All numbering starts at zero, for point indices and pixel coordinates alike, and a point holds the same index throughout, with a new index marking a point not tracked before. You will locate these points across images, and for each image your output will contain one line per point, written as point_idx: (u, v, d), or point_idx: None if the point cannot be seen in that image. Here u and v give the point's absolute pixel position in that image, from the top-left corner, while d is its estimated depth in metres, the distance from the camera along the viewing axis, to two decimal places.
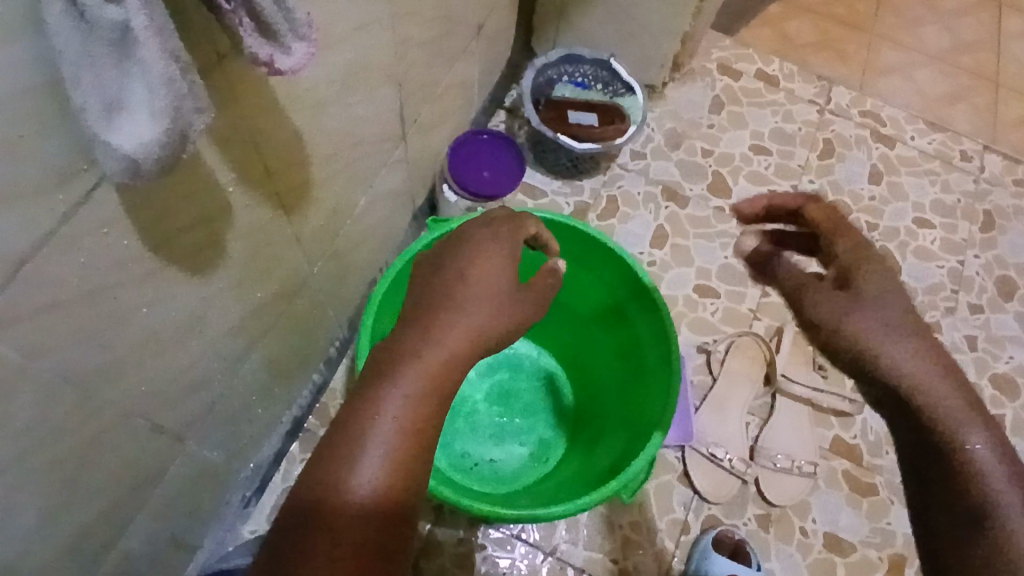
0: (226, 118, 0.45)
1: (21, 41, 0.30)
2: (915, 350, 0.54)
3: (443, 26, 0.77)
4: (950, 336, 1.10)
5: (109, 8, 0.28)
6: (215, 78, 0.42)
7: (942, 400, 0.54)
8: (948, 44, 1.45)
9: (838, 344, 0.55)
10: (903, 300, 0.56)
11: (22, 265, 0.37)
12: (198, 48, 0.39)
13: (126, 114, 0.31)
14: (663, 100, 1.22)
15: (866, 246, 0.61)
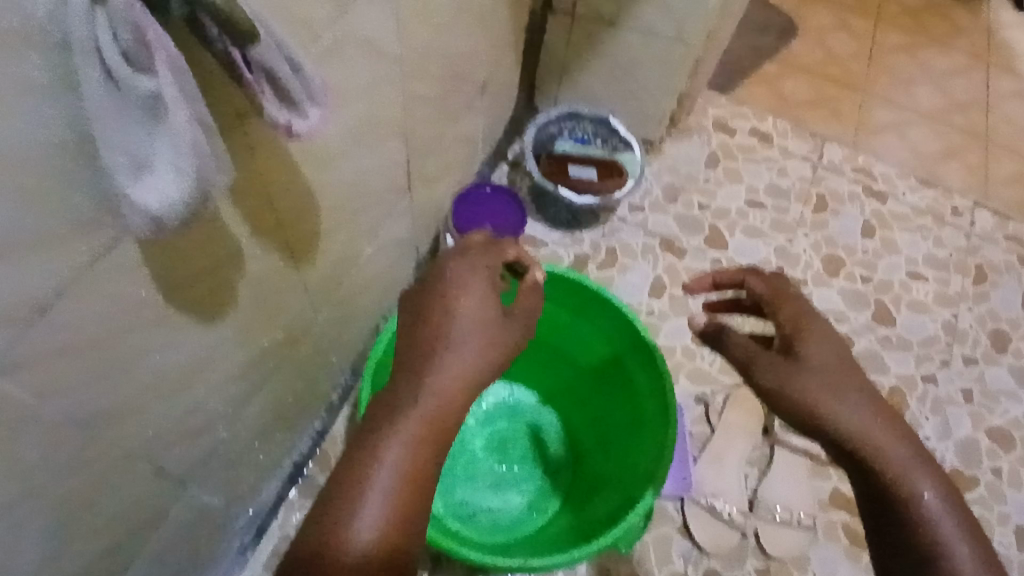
0: (242, 173, 0.48)
1: (56, 106, 0.33)
2: (855, 405, 0.60)
3: (448, 85, 0.80)
4: (945, 389, 1.11)
5: (141, 78, 0.31)
6: (235, 137, 0.45)
7: (885, 451, 0.60)
8: (937, 104, 1.50)
9: (791, 406, 0.61)
10: (843, 357, 0.62)
11: (43, 311, 0.39)
12: (220, 110, 0.42)
13: (151, 173, 0.33)
14: (661, 155, 1.26)
15: (806, 309, 0.66)
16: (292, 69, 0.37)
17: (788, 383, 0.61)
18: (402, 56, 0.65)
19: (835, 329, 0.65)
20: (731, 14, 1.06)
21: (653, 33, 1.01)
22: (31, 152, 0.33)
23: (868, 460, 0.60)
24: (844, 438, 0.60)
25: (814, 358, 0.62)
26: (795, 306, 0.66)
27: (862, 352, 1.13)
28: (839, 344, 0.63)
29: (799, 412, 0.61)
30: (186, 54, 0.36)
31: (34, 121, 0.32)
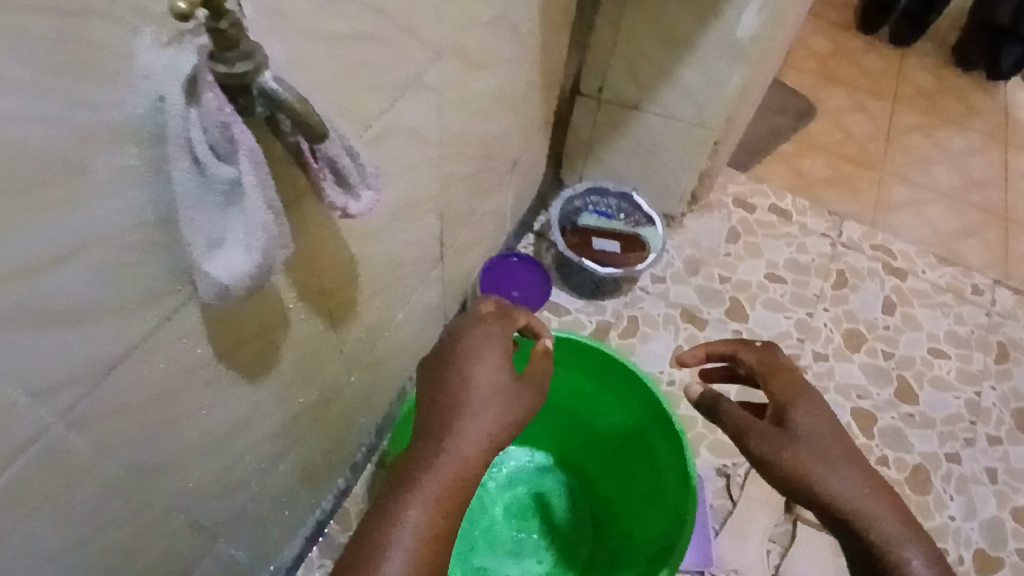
0: (296, 246, 0.52)
1: (147, 188, 0.37)
2: (846, 475, 0.62)
3: (482, 163, 0.86)
4: (969, 467, 1.10)
5: (223, 167, 0.35)
6: (291, 214, 0.49)
7: (877, 521, 0.61)
8: (955, 183, 1.53)
9: (785, 476, 0.63)
10: (834, 429, 0.65)
11: (111, 368, 0.42)
12: (281, 190, 0.46)
13: (224, 249, 0.37)
14: (682, 229, 1.30)
15: (797, 380, 0.68)
16: (350, 157, 0.41)
17: (781, 453, 0.63)
18: (440, 139, 0.70)
19: (826, 401, 0.67)
20: (750, 100, 1.12)
21: (675, 116, 1.07)
22: (122, 227, 0.37)
23: (860, 530, 0.61)
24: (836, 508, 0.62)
25: (807, 429, 0.64)
26: (787, 377, 0.68)
27: (885, 428, 1.12)
28: (829, 415, 0.66)
29: (794, 481, 0.62)
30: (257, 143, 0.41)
31: (128, 200, 0.36)
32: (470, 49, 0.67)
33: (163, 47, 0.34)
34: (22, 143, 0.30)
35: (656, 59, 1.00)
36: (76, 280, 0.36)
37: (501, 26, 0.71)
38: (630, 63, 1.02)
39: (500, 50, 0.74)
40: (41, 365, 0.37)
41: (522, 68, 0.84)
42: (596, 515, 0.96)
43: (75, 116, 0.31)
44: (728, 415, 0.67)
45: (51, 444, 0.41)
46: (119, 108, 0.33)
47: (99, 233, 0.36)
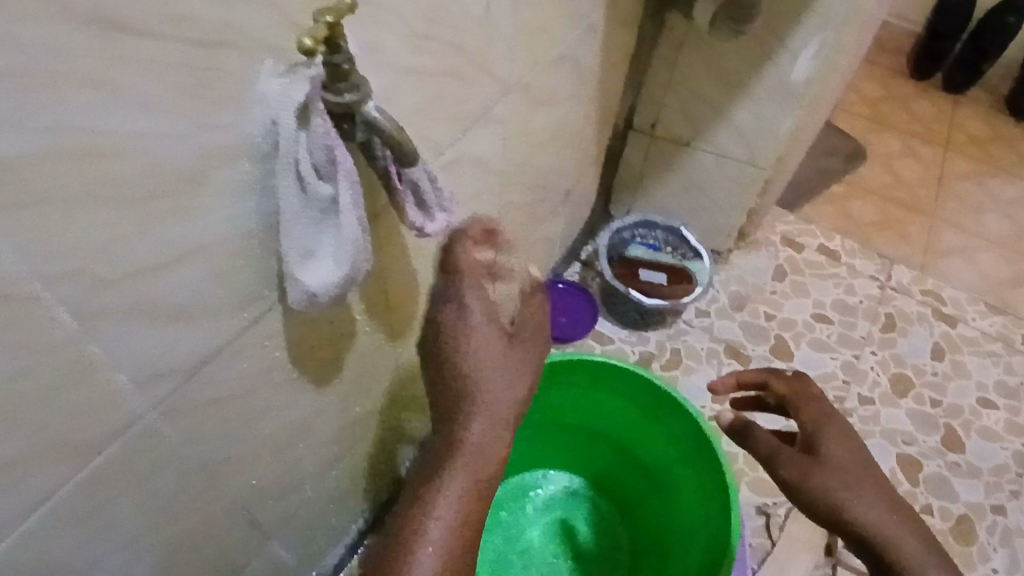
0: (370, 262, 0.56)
1: (254, 203, 0.42)
2: (869, 500, 0.64)
3: (537, 193, 0.89)
4: (1017, 521, 1.07)
5: (324, 186, 0.40)
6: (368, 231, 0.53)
7: (902, 547, 0.63)
8: (1010, 231, 1.51)
9: (812, 499, 0.65)
10: (860, 456, 0.67)
11: (202, 364, 0.46)
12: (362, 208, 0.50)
13: (316, 260, 0.42)
14: (727, 265, 1.31)
15: (825, 409, 0.71)
16: (430, 181, 0.45)
17: (807, 477, 0.66)
18: (502, 168, 0.74)
19: (854, 429, 0.69)
20: (801, 141, 1.13)
21: (726, 154, 1.09)
22: (229, 236, 0.42)
23: (885, 556, 0.63)
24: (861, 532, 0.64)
25: (832, 455, 0.67)
26: (813, 405, 0.71)
27: (930, 476, 1.10)
28: (855, 441, 0.68)
29: (819, 505, 0.65)
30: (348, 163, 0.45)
31: (236, 212, 0.41)
32: (535, 85, 0.71)
33: (279, 77, 0.38)
34: (156, 152, 0.35)
35: (710, 98, 1.03)
36: (185, 280, 0.41)
37: (565, 64, 0.75)
38: (684, 101, 1.05)
39: (562, 87, 0.78)
40: (146, 355, 0.41)
41: (581, 103, 0.87)
42: (633, 544, 0.96)
43: (202, 132, 0.36)
44: (758, 440, 0.70)
45: (144, 430, 0.44)
46: (238, 129, 0.38)
47: (210, 239, 0.41)
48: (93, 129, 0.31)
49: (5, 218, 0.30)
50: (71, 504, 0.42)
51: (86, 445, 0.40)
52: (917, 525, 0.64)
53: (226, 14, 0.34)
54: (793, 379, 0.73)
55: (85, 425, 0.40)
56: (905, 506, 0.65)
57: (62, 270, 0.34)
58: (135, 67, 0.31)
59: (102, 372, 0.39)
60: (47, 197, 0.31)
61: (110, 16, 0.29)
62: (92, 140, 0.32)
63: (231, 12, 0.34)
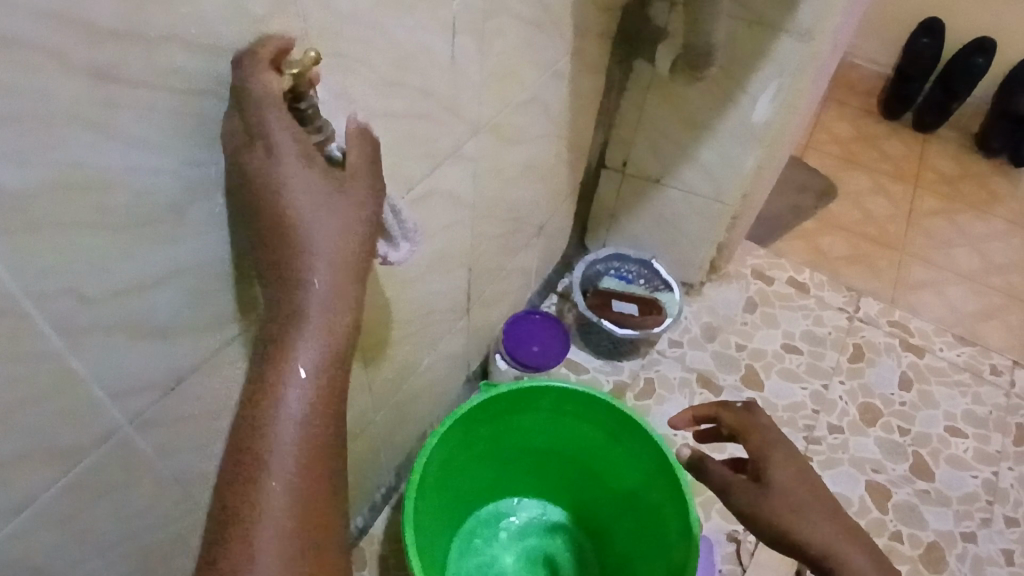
0: None
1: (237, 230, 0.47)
2: (817, 519, 0.68)
3: (510, 226, 0.93)
4: (986, 549, 1.09)
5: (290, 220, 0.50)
6: None
7: (850, 562, 0.66)
8: (977, 265, 1.57)
9: (766, 524, 0.69)
10: (809, 478, 0.70)
11: (177, 381, 0.49)
12: None
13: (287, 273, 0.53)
14: (700, 296, 1.35)
15: (771, 434, 0.74)
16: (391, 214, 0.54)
17: (759, 502, 0.70)
18: (474, 202, 0.78)
19: (799, 452, 0.73)
20: (766, 178, 1.19)
21: (693, 191, 1.15)
22: (210, 260, 0.46)
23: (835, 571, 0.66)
24: (813, 550, 0.67)
25: (776, 481, 0.70)
26: (761, 433, 0.74)
27: (899, 503, 1.13)
28: (802, 463, 0.72)
29: (772, 530, 0.68)
30: None
31: (221, 238, 0.46)
32: (505, 126, 0.76)
33: None
34: (142, 185, 0.39)
35: (677, 137, 1.09)
36: (164, 301, 0.45)
37: (534, 106, 0.80)
38: (652, 141, 1.11)
39: (533, 126, 0.83)
40: (126, 371, 0.45)
41: (552, 141, 0.93)
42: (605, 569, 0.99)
43: (183, 167, 0.41)
44: (711, 473, 0.74)
45: (120, 442, 0.47)
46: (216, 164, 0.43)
47: (188, 263, 0.45)
48: (87, 164, 0.36)
49: (6, 241, 0.34)
50: (48, 510, 0.45)
51: (68, 451, 0.44)
52: (864, 540, 0.67)
53: (209, 65, 0.39)
54: (743, 410, 0.77)
55: (67, 434, 0.43)
56: (851, 521, 0.68)
57: (52, 288, 0.37)
58: (128, 110, 0.36)
59: (84, 384, 0.42)
60: (46, 223, 0.35)
61: (107, 68, 0.34)
62: (87, 173, 0.36)
63: (213, 63, 0.39)
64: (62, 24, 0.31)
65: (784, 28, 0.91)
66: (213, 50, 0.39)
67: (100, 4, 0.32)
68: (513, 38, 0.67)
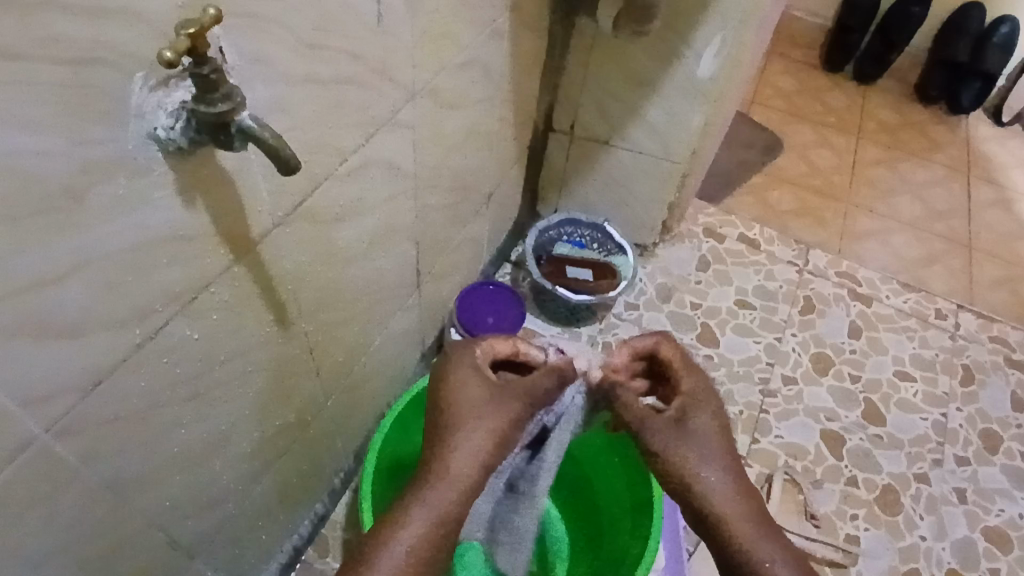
0: (259, 274, 0.55)
1: (153, 213, 0.43)
2: (715, 483, 0.63)
3: (457, 195, 0.90)
4: (938, 487, 1.13)
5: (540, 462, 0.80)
6: (247, 261, 0.53)
7: (744, 533, 0.61)
8: (920, 212, 1.60)
9: (668, 467, 0.66)
10: (726, 442, 0.67)
11: (97, 383, 0.45)
12: (234, 224, 0.50)
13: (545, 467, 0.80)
14: (654, 258, 1.35)
15: (703, 385, 0.71)
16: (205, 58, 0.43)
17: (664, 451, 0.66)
18: (415, 172, 0.75)
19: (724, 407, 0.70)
20: (713, 135, 1.18)
21: (643, 151, 1.13)
22: (123, 247, 0.42)
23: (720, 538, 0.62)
24: (708, 512, 0.63)
25: (697, 428, 0.67)
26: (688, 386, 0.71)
27: (854, 449, 1.15)
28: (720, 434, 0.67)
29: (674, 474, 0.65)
30: (209, 175, 0.45)
31: (136, 222, 0.42)
32: (443, 90, 0.72)
33: (153, 89, 0.39)
34: (32, 171, 0.35)
35: (624, 96, 1.06)
36: (71, 298, 0.40)
37: (473, 68, 0.77)
38: (600, 100, 1.08)
39: (473, 90, 0.80)
40: (33, 377, 0.41)
41: (495, 105, 0.89)
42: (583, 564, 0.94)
43: (78, 147, 0.36)
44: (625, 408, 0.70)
45: (39, 453, 0.43)
46: (116, 142, 0.38)
47: (94, 254, 0.40)
48: None
49: None
50: None
51: None
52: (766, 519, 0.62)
53: (94, 31, 0.34)
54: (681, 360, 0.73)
55: None
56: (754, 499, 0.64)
57: None
58: (5, 87, 0.32)
59: None
60: None
61: None
62: None
63: (100, 29, 0.34)
64: None
65: None
66: (99, 13, 0.34)
67: None
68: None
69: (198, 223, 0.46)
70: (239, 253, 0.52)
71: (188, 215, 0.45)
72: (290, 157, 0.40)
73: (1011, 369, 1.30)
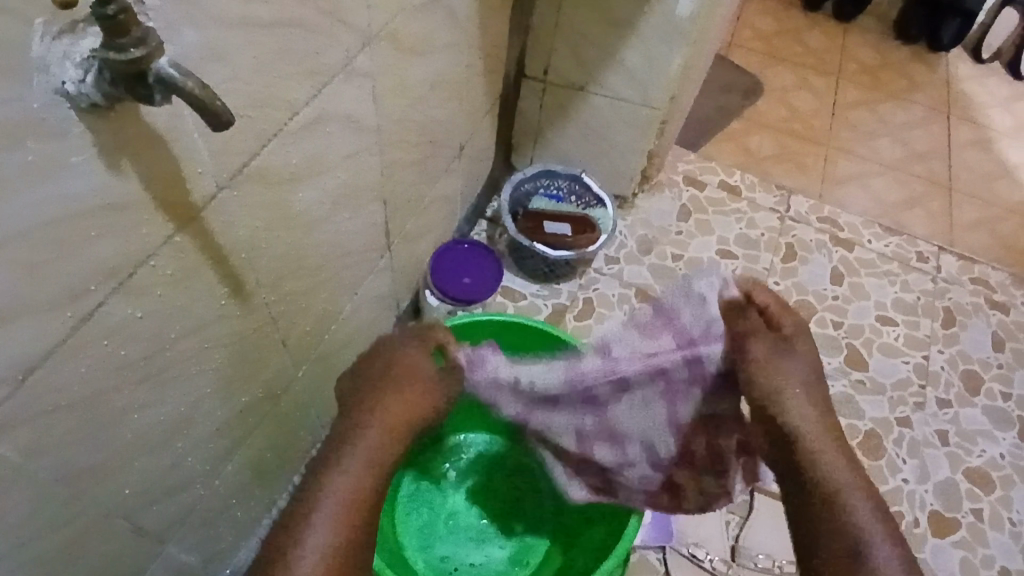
0: (208, 243, 0.51)
1: (73, 180, 0.37)
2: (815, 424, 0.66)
3: (426, 150, 0.85)
4: (920, 431, 1.13)
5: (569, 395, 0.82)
6: (194, 230, 0.48)
7: (832, 483, 0.62)
8: (900, 154, 1.57)
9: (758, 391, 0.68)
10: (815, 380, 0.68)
11: (30, 374, 0.41)
12: (173, 189, 0.45)
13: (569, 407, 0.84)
14: (633, 210, 1.31)
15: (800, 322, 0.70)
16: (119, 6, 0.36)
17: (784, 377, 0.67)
18: (378, 126, 0.69)
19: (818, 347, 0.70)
20: (693, 78, 1.13)
21: (621, 97, 1.08)
22: (43, 220, 0.37)
23: (819, 488, 0.63)
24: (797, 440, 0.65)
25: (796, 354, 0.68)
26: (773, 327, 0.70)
27: (837, 396, 1.15)
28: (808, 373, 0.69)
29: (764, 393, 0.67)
30: (136, 129, 0.40)
31: (55, 191, 0.37)
32: (404, 34, 0.66)
33: (57, 38, 0.33)
34: None
35: (600, 39, 1.01)
36: None
37: (436, 10, 0.71)
38: (574, 44, 1.02)
39: (437, 35, 0.74)
40: None
41: (462, 52, 0.83)
42: (599, 528, 0.89)
43: None
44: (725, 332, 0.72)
45: None
46: (21, 102, 0.33)
47: (8, 232, 0.35)
48: None
49: None
50: None
51: None
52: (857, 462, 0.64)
53: None
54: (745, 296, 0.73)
55: None
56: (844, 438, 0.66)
57: None
58: None
59: None
60: None
61: None
62: None
63: None
64: None
65: None
66: None
67: None
68: None
69: (128, 189, 0.41)
70: (183, 221, 0.47)
71: (114, 180, 0.40)
72: (223, 114, 0.34)
73: (991, 310, 1.29)
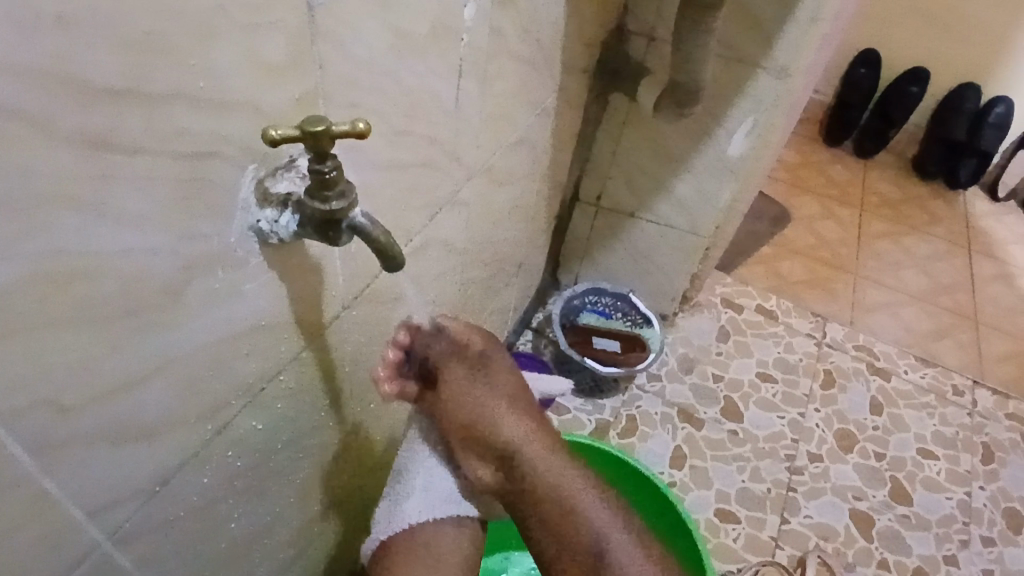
0: (324, 355, 0.54)
1: (237, 305, 0.41)
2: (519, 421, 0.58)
3: (495, 267, 0.89)
4: (968, 570, 1.10)
5: None
6: (317, 344, 0.52)
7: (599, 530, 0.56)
8: (926, 286, 1.62)
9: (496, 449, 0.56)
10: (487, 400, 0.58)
11: (163, 483, 0.42)
12: (306, 310, 0.49)
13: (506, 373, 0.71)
14: (674, 327, 1.35)
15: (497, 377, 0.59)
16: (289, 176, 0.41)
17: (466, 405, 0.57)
18: (466, 247, 0.74)
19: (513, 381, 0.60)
20: (737, 210, 1.19)
21: (669, 224, 1.13)
22: (210, 340, 0.40)
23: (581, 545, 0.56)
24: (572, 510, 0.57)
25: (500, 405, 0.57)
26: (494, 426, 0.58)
27: (883, 531, 1.12)
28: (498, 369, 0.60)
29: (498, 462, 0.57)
30: (293, 256, 0.45)
31: (222, 315, 0.40)
32: (498, 168, 0.72)
33: (261, 182, 0.39)
34: (137, 267, 0.33)
35: (652, 171, 1.07)
36: (154, 397, 0.38)
37: (522, 146, 0.77)
38: (627, 174, 1.09)
39: (519, 167, 0.79)
40: (106, 482, 0.37)
41: (536, 178, 0.89)
42: None
43: (186, 241, 0.36)
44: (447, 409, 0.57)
45: (98, 564, 0.39)
46: (220, 236, 0.38)
47: (181, 349, 0.38)
48: (74, 250, 0.30)
49: None
50: None
51: None
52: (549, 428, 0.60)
53: (217, 125, 0.35)
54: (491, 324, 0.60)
55: (36, 565, 0.35)
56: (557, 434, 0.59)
57: (27, 398, 0.31)
58: (126, 184, 0.31)
59: (59, 505, 0.35)
60: (20, 323, 0.29)
61: (102, 135, 0.29)
62: (76, 260, 0.30)
63: (222, 121, 0.35)
64: (51, 84, 0.26)
65: (761, 64, 0.91)
66: (226, 107, 0.35)
67: (101, 58, 0.27)
68: (508, 79, 0.64)
69: (279, 312, 0.45)
70: (310, 338, 0.51)
71: (269, 304, 0.44)
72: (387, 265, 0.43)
73: None
